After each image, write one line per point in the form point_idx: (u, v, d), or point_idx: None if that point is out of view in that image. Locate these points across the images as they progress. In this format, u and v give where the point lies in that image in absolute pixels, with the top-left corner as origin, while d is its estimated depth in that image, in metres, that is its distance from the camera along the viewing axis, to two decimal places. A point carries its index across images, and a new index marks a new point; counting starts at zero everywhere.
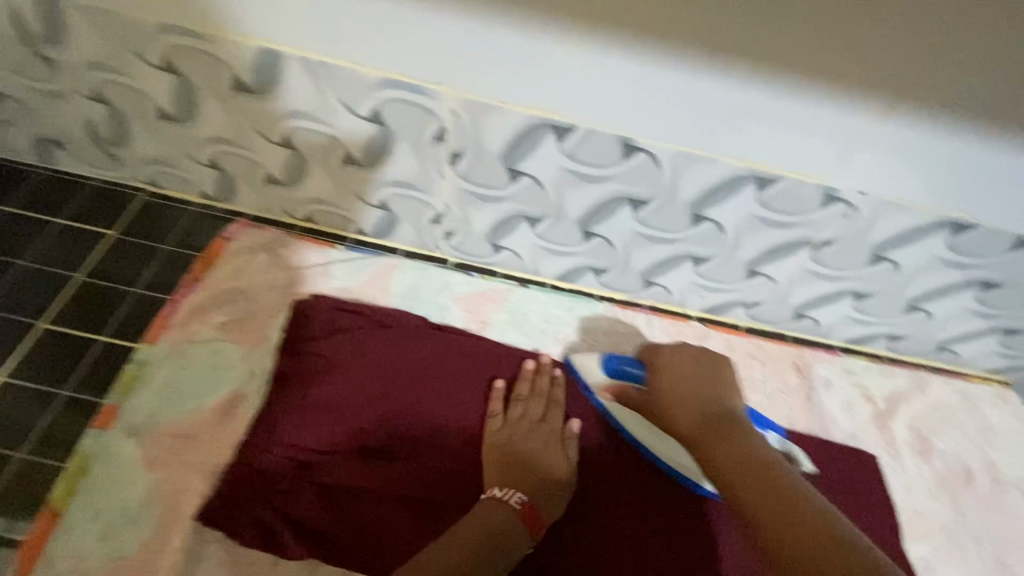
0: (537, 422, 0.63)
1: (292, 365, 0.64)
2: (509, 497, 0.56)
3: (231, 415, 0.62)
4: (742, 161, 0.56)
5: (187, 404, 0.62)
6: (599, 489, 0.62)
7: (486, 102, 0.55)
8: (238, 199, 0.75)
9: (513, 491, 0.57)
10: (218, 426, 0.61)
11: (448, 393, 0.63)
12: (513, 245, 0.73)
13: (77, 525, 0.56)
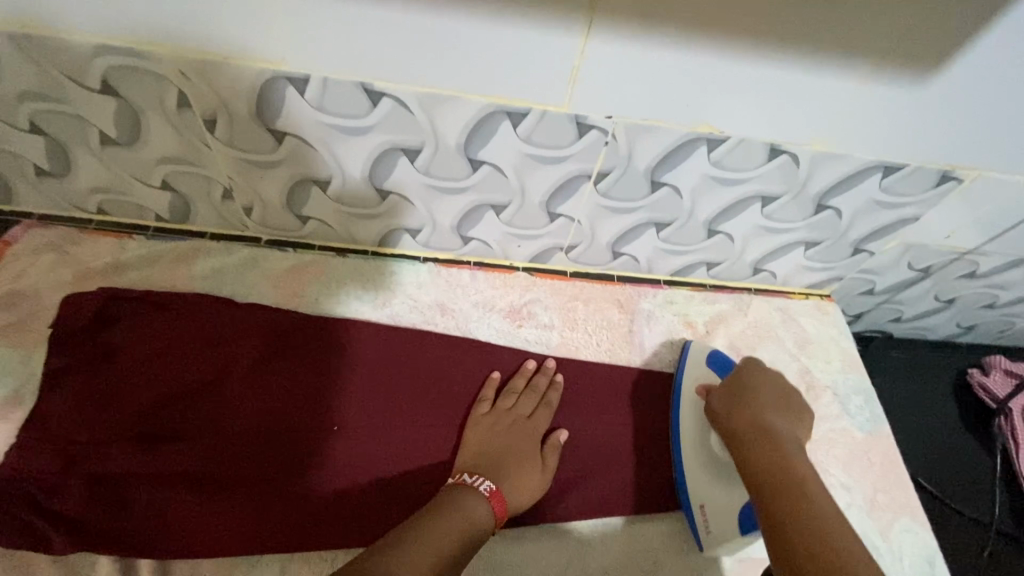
0: (526, 419, 0.68)
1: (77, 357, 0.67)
2: (479, 484, 0.61)
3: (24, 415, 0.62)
4: (490, 97, 0.57)
5: None
6: (381, 428, 0.67)
7: (214, 59, 0.54)
8: (18, 202, 0.73)
9: (482, 480, 0.61)
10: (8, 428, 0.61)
11: (229, 355, 0.68)
12: (318, 215, 0.72)
13: None
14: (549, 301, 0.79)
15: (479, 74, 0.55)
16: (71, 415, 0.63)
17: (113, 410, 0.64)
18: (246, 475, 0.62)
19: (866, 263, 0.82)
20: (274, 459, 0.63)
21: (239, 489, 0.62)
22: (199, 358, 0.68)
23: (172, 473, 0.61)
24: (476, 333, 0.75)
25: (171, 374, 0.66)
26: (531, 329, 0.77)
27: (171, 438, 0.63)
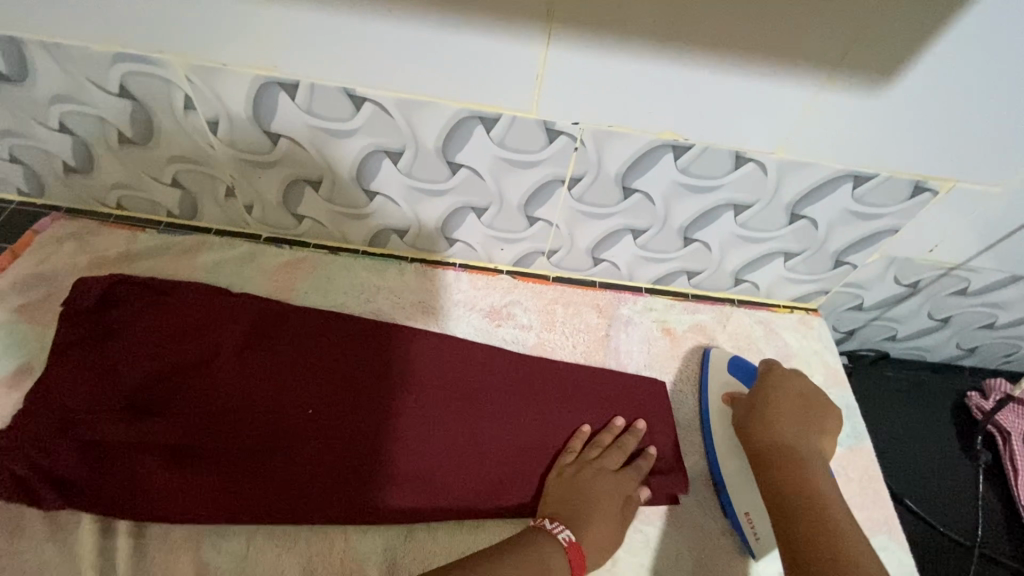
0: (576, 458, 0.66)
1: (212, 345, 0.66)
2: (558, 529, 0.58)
3: None
4: (658, 133, 0.62)
5: None
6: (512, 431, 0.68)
7: (417, 100, 0.60)
8: (203, 215, 0.79)
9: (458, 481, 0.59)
10: None
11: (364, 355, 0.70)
12: (465, 236, 0.77)
13: (53, 529, 0.56)
14: (682, 319, 0.80)
15: (654, 111, 0.60)
16: (186, 393, 0.63)
17: (247, 396, 0.64)
18: (275, 470, 0.61)
19: (995, 301, 0.82)
20: (398, 441, 0.65)
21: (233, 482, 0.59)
22: (312, 344, 0.69)
23: (290, 454, 0.62)
24: (612, 350, 0.76)
25: (308, 368, 0.68)
26: (668, 348, 0.77)
27: (287, 419, 0.64)
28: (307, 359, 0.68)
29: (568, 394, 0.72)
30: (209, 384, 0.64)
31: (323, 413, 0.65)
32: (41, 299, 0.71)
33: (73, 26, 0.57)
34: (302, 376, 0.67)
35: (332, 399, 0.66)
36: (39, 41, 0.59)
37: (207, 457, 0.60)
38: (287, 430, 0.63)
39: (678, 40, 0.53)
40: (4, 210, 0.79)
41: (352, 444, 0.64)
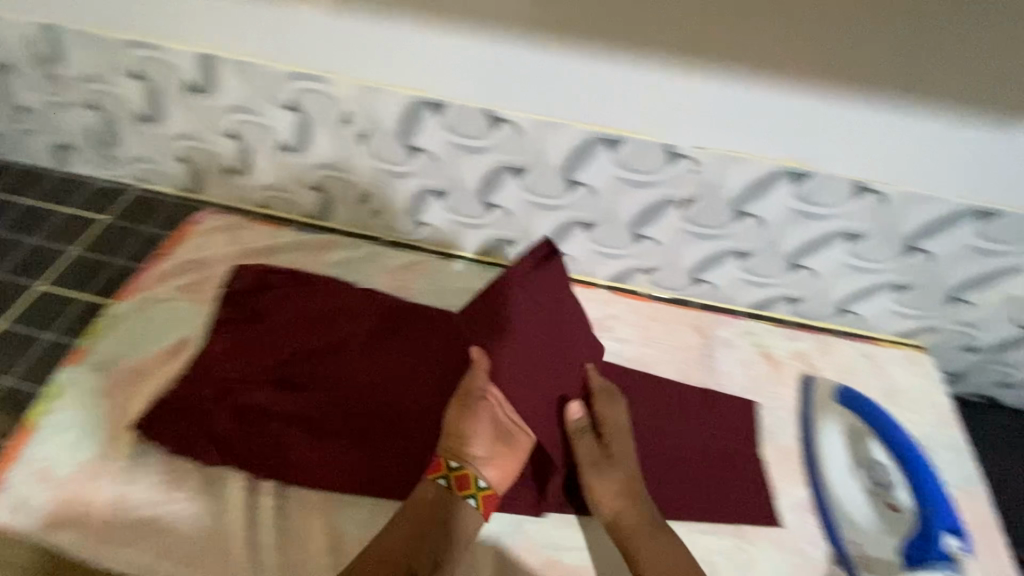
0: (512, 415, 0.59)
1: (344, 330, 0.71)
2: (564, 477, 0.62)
3: None
4: (772, 159, 0.66)
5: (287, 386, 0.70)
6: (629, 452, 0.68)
7: (550, 120, 0.68)
8: (332, 218, 0.86)
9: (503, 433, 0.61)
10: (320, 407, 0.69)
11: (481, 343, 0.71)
12: (569, 251, 0.80)
13: (211, 486, 0.63)
14: (784, 346, 0.79)
15: (768, 138, 0.65)
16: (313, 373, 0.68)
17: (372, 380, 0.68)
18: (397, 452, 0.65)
19: None
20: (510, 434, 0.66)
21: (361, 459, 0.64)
22: (421, 332, 0.72)
23: (404, 437, 0.65)
24: (711, 370, 0.77)
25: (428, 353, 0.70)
26: (770, 374, 0.77)
27: (399, 403, 0.67)
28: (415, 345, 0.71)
29: (685, 419, 0.72)
30: (341, 366, 0.69)
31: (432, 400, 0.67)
32: (194, 283, 0.78)
33: (280, 46, 0.71)
34: (412, 361, 0.69)
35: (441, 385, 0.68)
36: (247, 61, 0.72)
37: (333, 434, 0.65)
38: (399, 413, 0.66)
39: (792, 71, 0.60)
40: (161, 202, 0.89)
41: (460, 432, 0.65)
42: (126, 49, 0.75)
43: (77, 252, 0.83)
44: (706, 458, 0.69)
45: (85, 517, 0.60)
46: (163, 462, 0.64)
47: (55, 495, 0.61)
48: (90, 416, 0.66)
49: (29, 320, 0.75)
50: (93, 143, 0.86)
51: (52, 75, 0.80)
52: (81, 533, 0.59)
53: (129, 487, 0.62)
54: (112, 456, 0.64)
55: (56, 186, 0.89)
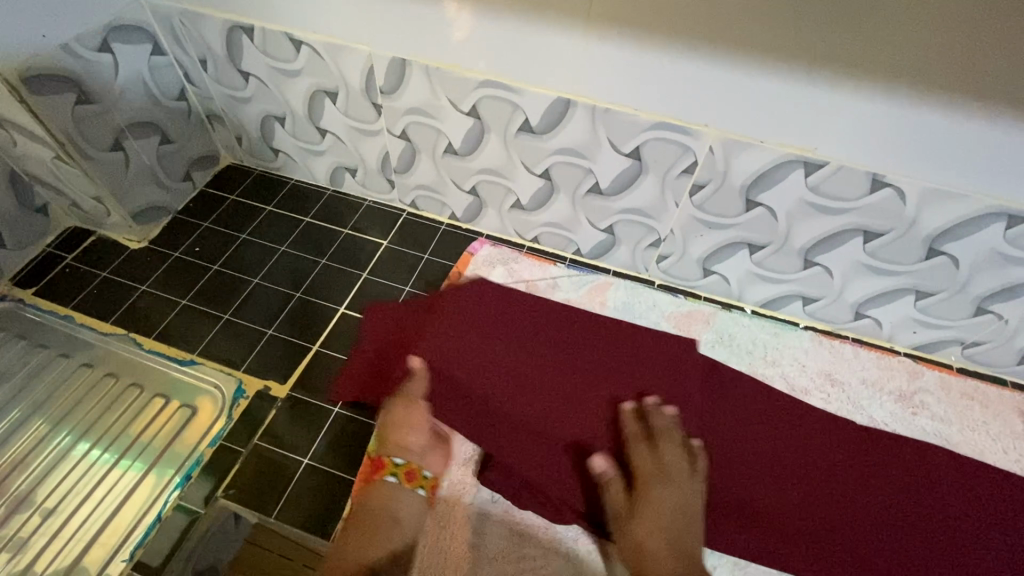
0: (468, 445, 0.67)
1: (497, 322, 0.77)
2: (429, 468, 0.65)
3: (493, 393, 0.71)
4: (995, 199, 0.59)
5: None
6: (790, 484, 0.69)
7: (746, 141, 0.63)
8: (483, 220, 0.89)
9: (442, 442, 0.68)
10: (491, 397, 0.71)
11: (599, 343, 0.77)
12: (724, 270, 0.81)
13: None
14: (939, 393, 0.76)
15: (1003, 178, 0.57)
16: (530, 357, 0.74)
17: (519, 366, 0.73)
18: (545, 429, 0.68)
19: None
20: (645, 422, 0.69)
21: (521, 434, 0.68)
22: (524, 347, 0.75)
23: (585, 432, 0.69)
24: (869, 413, 0.74)
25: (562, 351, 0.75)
26: (927, 419, 0.74)
27: (539, 419, 0.69)
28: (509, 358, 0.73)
29: (857, 460, 0.70)
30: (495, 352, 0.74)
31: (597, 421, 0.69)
32: (366, 277, 0.85)
33: (453, 54, 0.68)
34: (541, 380, 0.72)
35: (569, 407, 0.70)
36: (419, 65, 0.70)
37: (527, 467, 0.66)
38: (549, 423, 0.69)
39: None
40: (324, 196, 0.96)
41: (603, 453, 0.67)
42: (305, 46, 0.75)
43: (255, 238, 0.90)
44: (901, 507, 0.67)
45: (282, 487, 0.66)
46: (347, 444, 0.69)
47: (255, 464, 0.67)
48: (281, 393, 0.73)
49: (215, 301, 0.83)
50: (265, 135, 0.92)
51: (223, 69, 0.83)
52: (281, 502, 0.65)
53: (321, 463, 0.67)
54: (303, 432, 0.70)
55: (236, 178, 0.98)
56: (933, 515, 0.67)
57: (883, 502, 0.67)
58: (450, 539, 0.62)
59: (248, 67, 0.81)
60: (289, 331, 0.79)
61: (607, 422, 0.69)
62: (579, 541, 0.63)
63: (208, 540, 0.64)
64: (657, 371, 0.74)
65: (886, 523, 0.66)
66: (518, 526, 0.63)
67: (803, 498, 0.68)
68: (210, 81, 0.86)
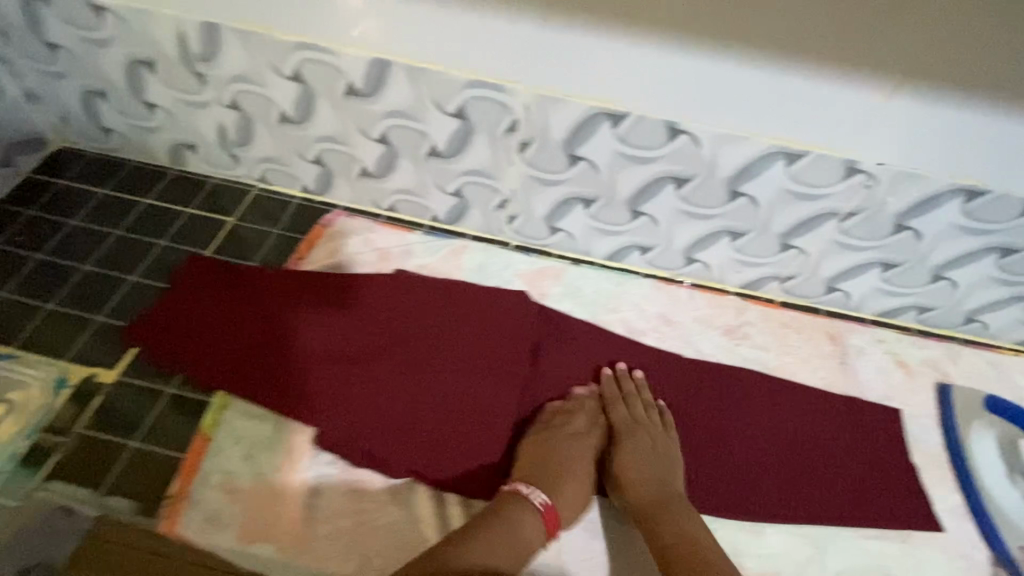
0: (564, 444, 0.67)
1: (327, 295, 0.78)
2: (531, 494, 0.61)
3: (312, 362, 0.72)
4: (771, 138, 0.65)
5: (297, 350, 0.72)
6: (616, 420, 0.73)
7: (555, 95, 0.66)
8: (335, 192, 0.88)
9: (536, 491, 0.62)
10: (310, 368, 0.71)
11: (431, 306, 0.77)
12: (568, 226, 0.85)
13: (224, 445, 0.65)
14: (761, 324, 0.84)
15: (771, 117, 0.63)
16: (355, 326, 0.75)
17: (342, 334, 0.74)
18: (358, 392, 0.69)
19: None
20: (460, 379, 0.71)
21: (331, 398, 0.68)
22: (340, 319, 0.75)
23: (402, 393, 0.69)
24: (698, 345, 0.81)
25: (391, 316, 0.76)
26: (748, 348, 0.82)
27: (353, 382, 0.70)
28: (315, 336, 0.74)
29: (680, 391, 0.76)
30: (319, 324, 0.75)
31: (406, 381, 0.70)
32: (210, 255, 0.83)
33: (265, 17, 0.68)
34: (362, 346, 0.73)
35: (380, 369, 0.71)
36: (231, 28, 0.69)
37: (356, 431, 0.66)
38: (364, 387, 0.69)
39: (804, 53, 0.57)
40: (166, 176, 0.91)
41: (429, 406, 0.69)
42: (109, 13, 0.72)
43: (86, 223, 0.85)
44: (711, 431, 0.74)
45: (106, 474, 0.63)
46: (179, 423, 0.67)
47: (78, 453, 0.64)
48: (110, 379, 0.70)
49: (38, 291, 0.77)
50: (90, 114, 0.86)
51: (30, 41, 0.78)
52: (104, 488, 0.62)
53: (149, 445, 0.65)
54: (132, 417, 0.67)
55: (63, 160, 0.91)
56: (737, 434, 0.74)
57: (698, 423, 0.74)
58: (283, 504, 0.62)
59: (56, 38, 0.76)
60: (122, 315, 0.76)
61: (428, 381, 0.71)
62: (416, 491, 0.64)
63: (26, 536, 0.59)
64: (482, 327, 0.75)
65: (700, 440, 0.73)
66: (355, 486, 0.64)
67: None
68: (17, 54, 0.80)
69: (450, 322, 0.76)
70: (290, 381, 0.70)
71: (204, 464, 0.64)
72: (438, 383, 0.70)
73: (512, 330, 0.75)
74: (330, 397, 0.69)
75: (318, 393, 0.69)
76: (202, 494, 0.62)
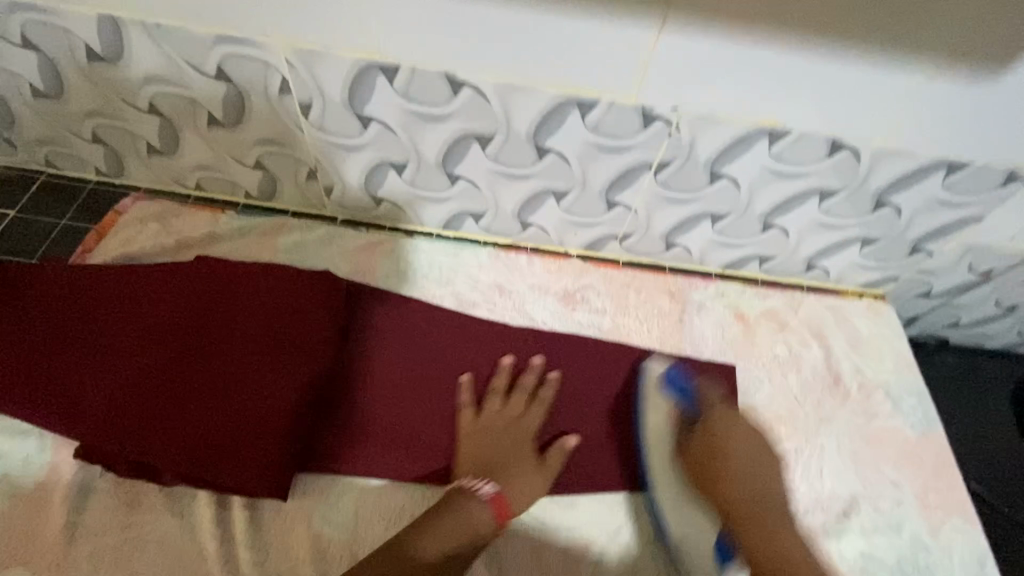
0: (517, 417, 0.68)
1: (104, 284, 0.69)
2: (478, 488, 0.61)
3: (74, 364, 0.63)
4: (558, 87, 0.59)
5: (62, 353, 0.64)
6: (422, 399, 0.69)
7: (313, 49, 0.58)
8: (131, 173, 0.79)
9: (484, 483, 0.62)
10: (70, 369, 0.63)
11: (221, 288, 0.69)
12: (391, 196, 0.77)
13: None
14: (602, 287, 0.80)
15: (550, 64, 0.57)
16: (131, 316, 0.67)
17: (116, 327, 0.66)
18: (122, 392, 0.61)
19: (939, 261, 0.79)
20: (244, 371, 0.63)
21: (93, 400, 0.61)
22: (115, 310, 0.67)
23: (174, 389, 0.62)
24: (531, 314, 0.77)
25: (174, 303, 0.67)
26: (584, 312, 0.78)
27: (119, 380, 0.62)
28: (82, 335, 0.65)
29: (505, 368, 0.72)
30: (90, 317, 0.67)
31: (180, 376, 0.62)
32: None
33: None
34: (135, 339, 0.65)
35: (152, 362, 0.63)
36: None
37: (119, 435, 0.59)
38: (130, 384, 0.62)
39: None
40: None
41: (205, 403, 0.61)
42: None
43: None
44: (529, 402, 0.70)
45: None
46: None
47: None
48: None
49: None
50: None
51: None
52: None
53: None
54: None
55: None
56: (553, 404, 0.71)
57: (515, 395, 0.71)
58: (41, 524, 0.56)
59: None
60: None
61: (205, 375, 0.63)
62: (198, 496, 0.59)
63: None
64: (276, 311, 0.67)
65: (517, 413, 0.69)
66: (127, 497, 0.58)
67: (421, 411, 0.69)
68: None
69: (239, 306, 0.67)
70: (50, 388, 0.62)
71: None
72: (214, 379, 0.63)
73: (311, 314, 0.68)
74: (89, 398, 0.61)
75: (77, 396, 0.61)
76: None
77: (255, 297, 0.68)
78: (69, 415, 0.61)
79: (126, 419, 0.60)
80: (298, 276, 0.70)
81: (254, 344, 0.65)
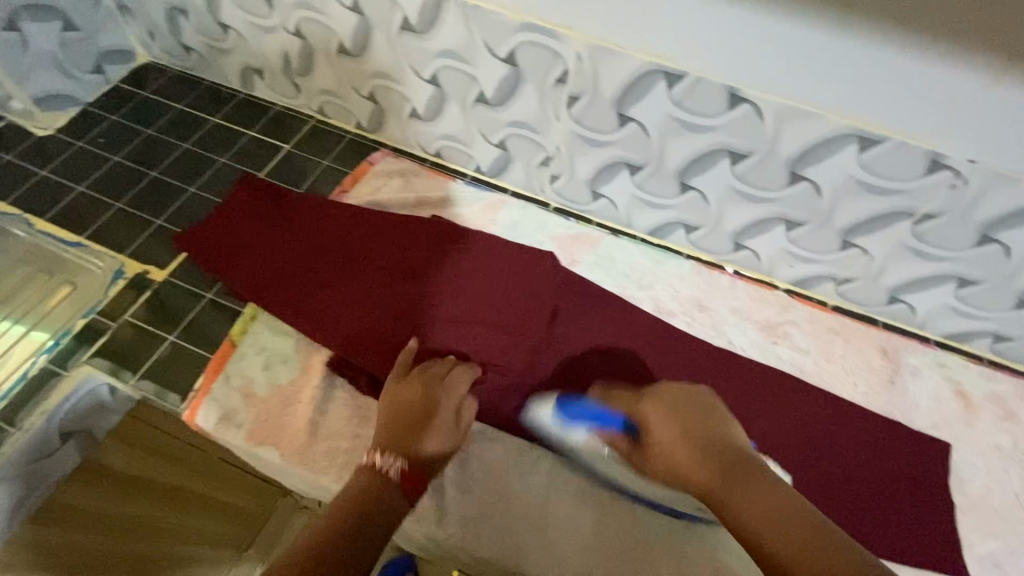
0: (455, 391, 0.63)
1: (359, 224, 0.79)
2: (389, 465, 0.55)
3: (332, 286, 0.73)
4: (846, 119, 0.58)
5: (322, 275, 0.74)
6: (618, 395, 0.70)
7: (608, 47, 0.62)
8: (384, 131, 0.89)
9: (394, 461, 0.56)
10: (328, 290, 0.73)
11: (455, 252, 0.76)
12: (612, 193, 0.80)
13: (249, 351, 0.70)
14: (806, 326, 0.77)
15: (849, 95, 0.56)
16: (376, 256, 0.76)
17: (365, 263, 0.75)
18: (366, 321, 0.70)
19: None
20: (464, 331, 0.70)
21: (342, 321, 0.70)
22: (364, 248, 0.77)
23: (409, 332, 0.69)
24: (730, 337, 0.76)
25: (413, 255, 0.76)
26: (786, 348, 0.76)
27: (364, 311, 0.71)
28: (337, 263, 0.75)
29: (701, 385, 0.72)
30: (343, 249, 0.76)
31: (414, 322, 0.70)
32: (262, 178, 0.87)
33: None
34: (377, 278, 0.74)
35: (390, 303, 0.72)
36: None
37: (363, 358, 0.68)
38: (373, 315, 0.70)
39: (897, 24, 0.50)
40: (236, 98, 0.96)
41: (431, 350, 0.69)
42: None
43: (164, 135, 0.91)
44: None
45: (150, 359, 0.70)
46: (214, 325, 0.72)
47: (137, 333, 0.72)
48: (175, 277, 0.76)
49: (113, 192, 0.85)
50: (178, 32, 0.92)
51: None
52: (146, 370, 0.69)
53: (188, 339, 0.71)
54: (176, 311, 0.73)
55: (156, 78, 0.98)
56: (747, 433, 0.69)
57: None
58: (294, 414, 0.66)
59: None
60: (182, 222, 0.82)
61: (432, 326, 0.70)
62: None
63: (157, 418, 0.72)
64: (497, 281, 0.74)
65: None
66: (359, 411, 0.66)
67: None
68: None
69: (467, 271, 0.75)
70: (308, 302, 0.72)
71: (229, 365, 0.69)
72: (441, 326, 0.70)
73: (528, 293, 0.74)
74: (339, 318, 0.70)
75: (329, 314, 0.71)
76: (227, 389, 0.67)
77: (483, 267, 0.75)
78: (321, 329, 0.70)
79: (371, 345, 0.68)
80: (522, 252, 0.77)
81: (475, 311, 0.72)
